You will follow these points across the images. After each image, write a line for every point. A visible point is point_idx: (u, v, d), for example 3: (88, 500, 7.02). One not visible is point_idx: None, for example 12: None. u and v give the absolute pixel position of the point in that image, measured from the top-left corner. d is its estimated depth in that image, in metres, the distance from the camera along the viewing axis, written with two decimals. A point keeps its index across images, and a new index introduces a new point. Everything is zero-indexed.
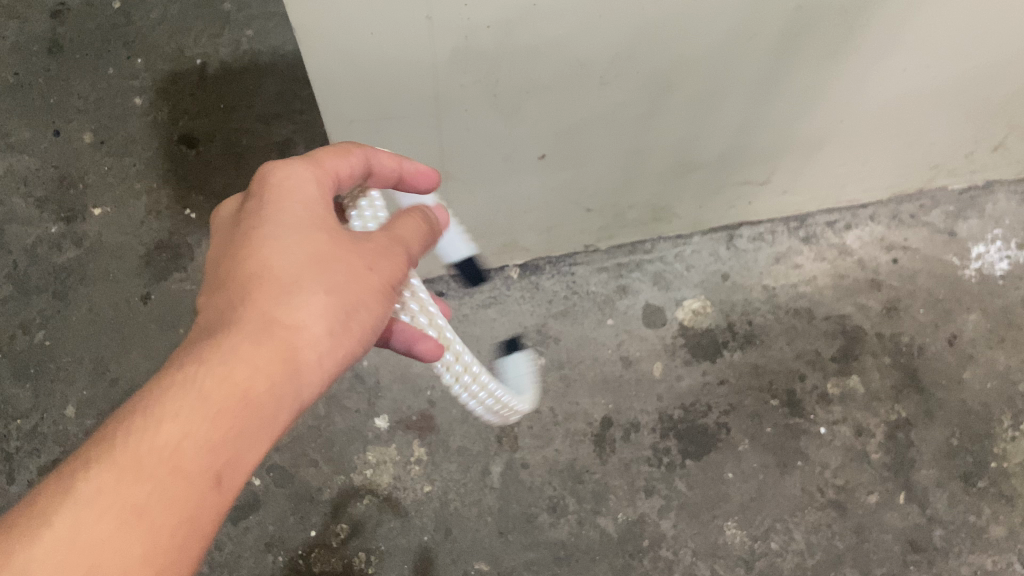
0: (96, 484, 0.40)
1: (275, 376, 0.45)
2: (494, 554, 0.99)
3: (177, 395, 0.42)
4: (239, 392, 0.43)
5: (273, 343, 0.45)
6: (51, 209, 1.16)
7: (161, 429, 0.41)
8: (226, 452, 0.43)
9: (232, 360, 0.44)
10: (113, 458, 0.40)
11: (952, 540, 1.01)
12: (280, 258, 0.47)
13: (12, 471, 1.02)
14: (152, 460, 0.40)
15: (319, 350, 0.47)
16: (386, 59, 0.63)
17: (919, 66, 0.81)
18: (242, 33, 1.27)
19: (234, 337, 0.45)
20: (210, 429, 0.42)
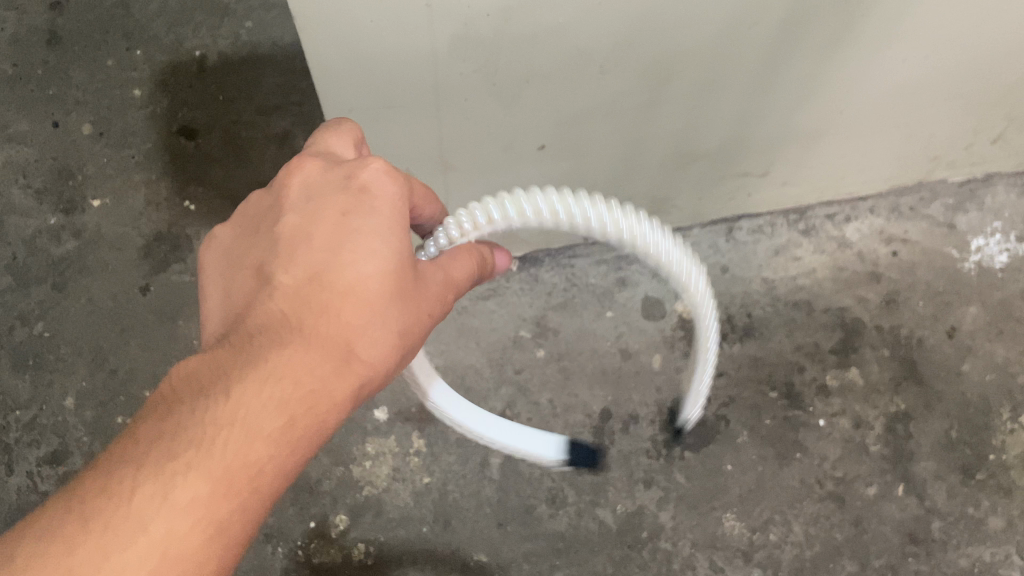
0: (190, 497, 0.45)
1: (340, 399, 0.51)
2: (494, 544, 0.99)
3: (266, 422, 0.47)
4: (314, 421, 0.49)
5: (348, 379, 0.51)
6: (51, 201, 1.16)
7: (253, 452, 0.47)
8: (290, 467, 0.49)
9: (317, 392, 0.49)
10: (209, 473, 0.45)
11: (950, 532, 1.01)
12: (368, 287, 0.51)
13: (11, 463, 1.03)
14: (240, 478, 0.46)
15: (375, 381, 0.53)
16: (386, 47, 0.63)
17: (919, 56, 0.81)
18: (242, 25, 1.26)
19: (317, 367, 0.49)
20: (284, 449, 0.48)
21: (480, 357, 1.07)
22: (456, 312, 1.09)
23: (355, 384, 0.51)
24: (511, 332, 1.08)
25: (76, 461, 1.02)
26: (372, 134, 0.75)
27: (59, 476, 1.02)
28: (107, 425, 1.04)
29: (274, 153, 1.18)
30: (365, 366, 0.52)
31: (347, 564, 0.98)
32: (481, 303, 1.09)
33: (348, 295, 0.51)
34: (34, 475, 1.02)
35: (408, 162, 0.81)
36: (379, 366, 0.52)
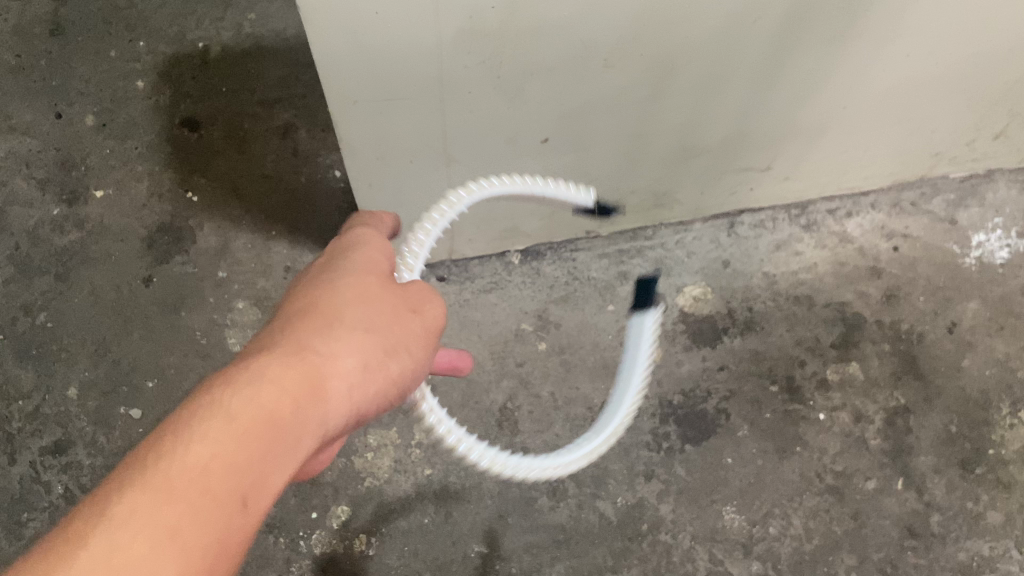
0: (129, 506, 0.38)
1: (304, 399, 0.45)
2: (495, 536, 1.00)
3: (210, 415, 0.42)
4: (268, 413, 0.43)
5: (303, 366, 0.46)
6: (53, 191, 1.16)
7: (192, 448, 0.41)
8: (255, 472, 0.42)
9: (263, 381, 0.44)
10: (145, 481, 0.39)
11: (949, 526, 1.02)
12: (330, 299, 0.51)
13: (13, 452, 1.04)
14: (183, 480, 0.40)
15: (348, 381, 0.48)
16: (392, 39, 0.63)
17: (924, 51, 0.81)
18: (244, 17, 1.26)
19: (262, 365, 0.46)
20: (243, 445, 0.42)
21: (481, 350, 1.07)
22: (458, 305, 1.09)
23: (319, 379, 0.46)
24: (513, 325, 1.08)
25: (78, 450, 1.03)
26: (376, 127, 0.75)
27: (62, 465, 1.03)
28: (109, 416, 1.04)
29: (277, 146, 1.18)
30: (328, 362, 0.47)
31: (348, 555, 0.99)
32: (482, 296, 1.10)
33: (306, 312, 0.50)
34: (36, 464, 1.03)
35: (412, 156, 0.81)
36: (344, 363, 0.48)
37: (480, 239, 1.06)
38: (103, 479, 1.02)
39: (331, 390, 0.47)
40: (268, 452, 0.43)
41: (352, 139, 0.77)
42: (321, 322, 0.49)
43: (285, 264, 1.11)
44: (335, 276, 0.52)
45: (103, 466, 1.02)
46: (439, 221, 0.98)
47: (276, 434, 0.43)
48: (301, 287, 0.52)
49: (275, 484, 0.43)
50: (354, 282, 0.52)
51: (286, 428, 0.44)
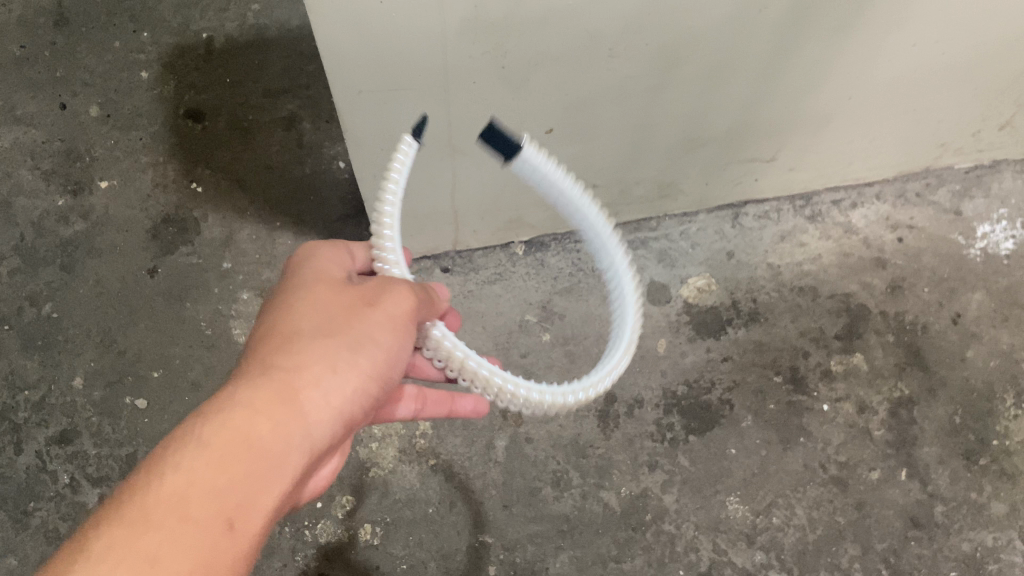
0: (108, 540, 0.42)
1: (274, 417, 0.48)
2: (499, 526, 1.00)
3: (182, 446, 0.45)
4: (239, 432, 0.47)
5: (271, 388, 0.49)
6: (58, 182, 1.16)
7: (165, 480, 0.44)
8: (233, 493, 0.45)
9: (232, 408, 0.48)
10: (122, 518, 0.43)
11: (952, 516, 1.02)
12: (291, 316, 0.54)
13: (19, 442, 1.04)
14: (159, 512, 0.43)
15: (321, 390, 0.50)
16: (396, 29, 0.63)
17: (931, 40, 0.80)
18: (248, 8, 1.26)
19: (232, 393, 0.49)
20: (214, 470, 0.45)
21: (485, 342, 1.07)
22: (462, 296, 1.09)
23: (289, 396, 0.49)
24: (518, 316, 1.08)
25: (84, 440, 1.03)
26: (380, 117, 0.75)
27: (68, 455, 1.03)
28: (115, 406, 1.05)
29: (281, 137, 1.18)
30: (298, 376, 0.50)
31: (353, 545, 0.99)
32: (487, 287, 1.10)
33: (273, 334, 0.53)
34: (42, 454, 1.03)
35: (415, 147, 0.81)
36: (313, 373, 0.51)
37: (485, 229, 1.06)
38: (109, 469, 1.02)
39: (302, 402, 0.50)
40: (244, 470, 0.46)
41: (356, 130, 0.77)
42: (285, 342, 0.52)
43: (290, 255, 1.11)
44: (299, 293, 0.56)
45: (108, 456, 1.02)
46: (444, 212, 0.98)
47: (248, 454, 0.47)
48: (273, 307, 0.56)
49: (256, 502, 0.46)
50: (315, 296, 0.55)
51: (260, 450, 0.47)
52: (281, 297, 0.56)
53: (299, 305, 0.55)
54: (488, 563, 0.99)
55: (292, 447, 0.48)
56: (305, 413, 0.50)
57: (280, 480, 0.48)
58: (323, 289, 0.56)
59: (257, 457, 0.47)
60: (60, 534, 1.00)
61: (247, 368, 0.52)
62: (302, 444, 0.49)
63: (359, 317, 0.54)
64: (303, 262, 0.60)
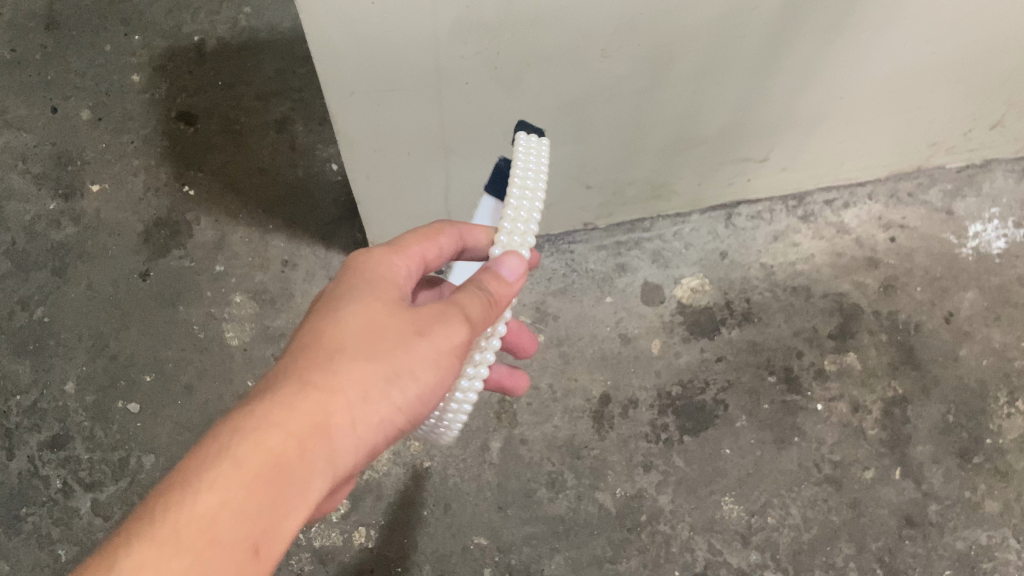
0: (136, 559, 0.41)
1: (308, 442, 0.46)
2: (494, 528, 0.99)
3: (214, 463, 0.44)
4: (272, 455, 0.45)
5: (308, 407, 0.47)
6: (50, 186, 1.16)
7: (197, 501, 0.43)
8: (260, 520, 0.44)
9: (267, 425, 0.46)
10: (150, 535, 0.42)
11: (946, 515, 1.02)
12: (336, 325, 0.51)
13: (12, 447, 1.04)
14: (189, 535, 0.42)
15: (355, 417, 0.48)
16: (388, 29, 0.63)
17: (922, 39, 0.80)
18: (240, 11, 1.26)
19: (269, 405, 0.47)
20: (244, 495, 0.44)
21: None
22: None
23: (325, 418, 0.47)
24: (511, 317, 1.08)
25: (77, 445, 1.03)
26: (373, 118, 0.75)
27: (61, 460, 1.02)
28: (107, 411, 1.04)
29: (273, 139, 1.18)
30: (335, 397, 0.48)
31: (348, 548, 0.99)
32: None
33: (315, 342, 0.51)
34: (35, 459, 1.03)
35: (407, 147, 0.81)
36: (351, 396, 0.48)
37: None
38: (102, 473, 1.01)
39: (336, 427, 0.48)
40: (275, 497, 0.44)
41: (348, 131, 0.77)
42: (327, 354, 0.50)
43: (283, 258, 1.11)
44: (350, 297, 0.53)
45: (101, 461, 1.02)
46: (437, 214, 0.98)
47: (281, 478, 0.45)
48: (320, 306, 0.53)
49: (281, 529, 0.45)
50: (366, 305, 0.52)
51: (292, 475, 0.45)
52: (330, 297, 0.53)
53: (346, 313, 0.52)
54: (483, 565, 0.98)
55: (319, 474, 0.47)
56: (336, 438, 0.48)
57: (307, 507, 0.46)
58: (373, 299, 0.53)
59: (287, 484, 0.45)
60: (52, 539, 0.99)
61: (285, 374, 0.49)
62: (330, 469, 0.47)
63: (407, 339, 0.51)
64: (361, 254, 0.57)
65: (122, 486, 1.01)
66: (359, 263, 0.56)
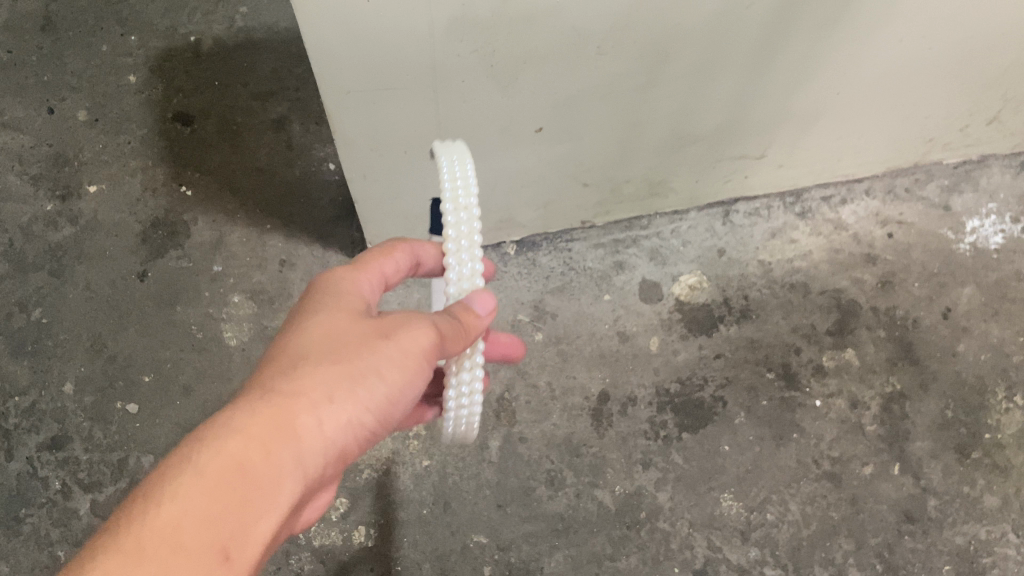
0: (103, 569, 0.40)
1: (272, 445, 0.47)
2: (494, 526, 0.99)
3: (178, 471, 0.44)
4: (235, 459, 0.45)
5: (269, 411, 0.48)
6: (46, 187, 1.16)
7: (161, 510, 0.42)
8: (228, 523, 0.44)
9: (229, 431, 0.46)
10: (117, 546, 0.41)
11: (945, 510, 1.02)
12: (294, 345, 0.53)
13: (11, 448, 1.04)
14: (155, 542, 0.41)
15: (318, 418, 0.49)
16: (383, 28, 0.63)
17: (917, 35, 0.80)
18: (236, 11, 1.26)
19: (230, 413, 0.47)
20: (208, 499, 0.43)
21: None
22: None
23: (287, 423, 0.48)
24: (510, 316, 1.08)
25: (75, 446, 1.03)
26: (369, 117, 0.75)
27: (60, 461, 1.02)
28: (106, 412, 1.04)
29: (271, 139, 1.18)
30: (296, 402, 0.49)
31: (347, 547, 0.99)
32: None
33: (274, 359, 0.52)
34: (34, 460, 1.03)
35: (404, 146, 0.81)
36: (312, 400, 0.49)
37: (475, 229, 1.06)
38: (101, 474, 1.01)
39: (300, 429, 0.48)
40: (241, 499, 0.45)
41: (344, 131, 0.77)
42: (286, 365, 0.51)
43: (281, 257, 1.11)
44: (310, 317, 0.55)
45: (101, 461, 1.02)
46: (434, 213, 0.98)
47: (245, 482, 0.45)
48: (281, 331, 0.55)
49: (251, 532, 0.44)
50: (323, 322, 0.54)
51: (256, 477, 0.45)
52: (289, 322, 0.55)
53: (304, 332, 0.53)
54: (483, 564, 0.98)
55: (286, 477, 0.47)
56: (300, 441, 0.48)
57: (275, 510, 0.46)
58: (336, 312, 0.55)
59: (252, 487, 0.45)
60: (52, 540, 0.99)
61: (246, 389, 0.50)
62: (295, 474, 0.47)
63: (366, 349, 0.52)
64: (323, 278, 0.59)
65: (121, 487, 1.01)
66: (321, 287, 0.58)
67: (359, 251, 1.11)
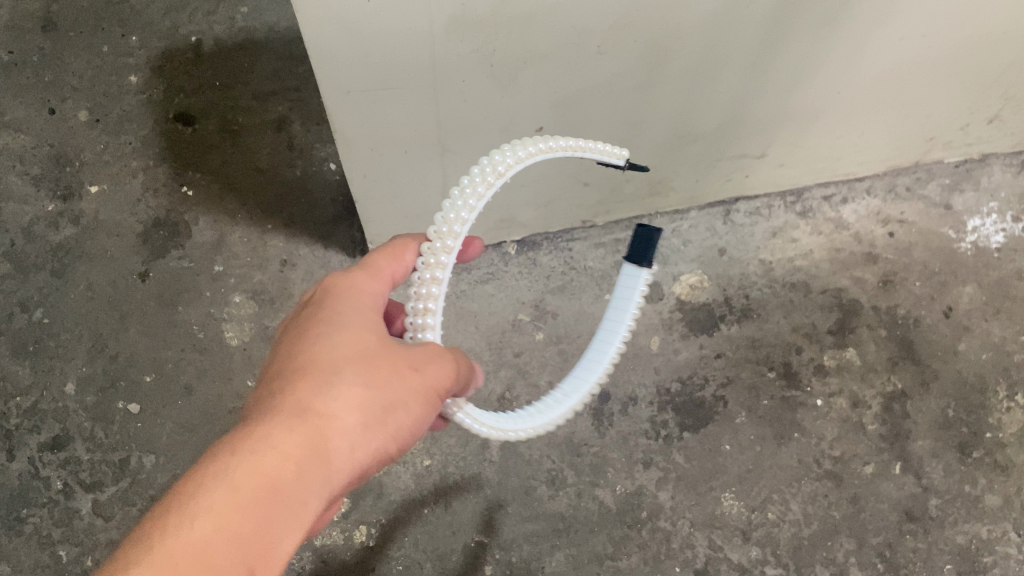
0: None
1: (305, 465, 0.46)
2: (495, 525, 1.00)
3: (215, 485, 0.43)
4: (271, 476, 0.44)
5: (305, 431, 0.47)
6: (48, 188, 1.16)
7: (195, 524, 0.41)
8: (259, 542, 0.43)
9: (264, 447, 0.45)
10: (149, 560, 0.40)
11: (947, 509, 1.02)
12: (323, 353, 0.52)
13: (12, 448, 1.04)
14: (188, 557, 0.40)
15: (348, 443, 0.49)
16: (383, 27, 0.63)
17: (918, 34, 0.80)
18: (237, 11, 1.26)
19: (265, 426, 0.47)
20: (242, 517, 0.43)
21: (479, 341, 1.07)
22: (454, 296, 1.09)
23: (321, 445, 0.47)
24: (510, 315, 1.08)
25: (77, 446, 1.03)
26: (370, 116, 0.75)
27: (61, 461, 1.03)
28: (107, 412, 1.04)
29: (272, 139, 1.18)
30: (329, 423, 0.48)
31: (348, 547, 0.99)
32: (479, 287, 1.10)
33: (301, 367, 0.51)
34: (35, 460, 1.03)
35: (405, 146, 0.81)
36: (344, 424, 0.49)
37: (475, 228, 1.06)
38: (102, 474, 1.02)
39: (330, 451, 0.48)
40: (274, 518, 0.44)
41: (344, 130, 0.77)
42: (317, 380, 0.50)
43: (282, 257, 1.11)
44: (335, 325, 0.53)
45: (102, 461, 1.02)
46: (435, 212, 0.98)
47: (278, 501, 0.44)
48: (304, 331, 0.54)
49: (279, 550, 0.44)
50: (351, 334, 0.53)
51: (289, 496, 0.45)
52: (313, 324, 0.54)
53: (331, 341, 0.52)
54: (484, 563, 0.98)
55: (313, 501, 0.46)
56: (331, 464, 0.48)
57: (301, 530, 0.46)
58: (363, 328, 0.54)
59: (285, 506, 0.45)
60: (54, 540, 0.99)
61: (275, 397, 0.49)
62: (320, 498, 0.47)
63: (394, 376, 0.52)
64: (342, 277, 0.58)
65: (123, 487, 1.01)
66: (339, 289, 0.56)
67: (360, 251, 1.12)
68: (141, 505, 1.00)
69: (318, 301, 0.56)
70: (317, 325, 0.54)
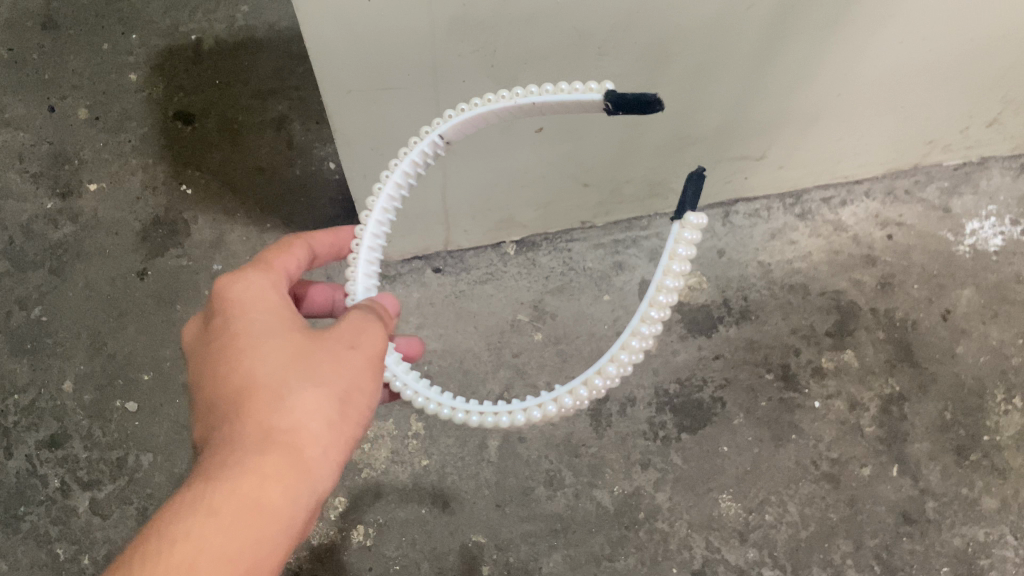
0: None
1: (283, 482, 0.49)
2: (492, 526, 0.99)
3: (193, 515, 0.45)
4: (246, 500, 0.47)
5: (273, 451, 0.49)
6: (47, 185, 1.16)
7: (176, 550, 0.44)
8: (248, 560, 0.46)
9: (237, 475, 0.48)
10: None
11: (944, 512, 1.02)
12: (263, 368, 0.52)
13: (10, 446, 1.03)
14: None
15: (319, 446, 0.51)
16: (384, 27, 0.63)
17: (917, 37, 0.80)
18: (237, 9, 1.26)
19: (235, 456, 0.49)
20: (228, 541, 0.46)
21: (478, 342, 1.07)
22: (453, 296, 1.10)
23: (291, 460, 0.50)
24: (510, 315, 1.09)
25: (75, 444, 1.03)
26: (370, 116, 0.75)
27: (59, 459, 1.02)
28: (106, 409, 1.04)
29: (271, 138, 1.18)
30: (295, 434, 0.51)
31: (346, 546, 0.98)
32: (479, 287, 1.10)
33: (247, 386, 0.52)
34: (33, 458, 1.03)
35: (405, 145, 0.81)
36: (310, 429, 0.51)
37: (475, 229, 1.06)
38: (100, 472, 1.01)
39: (304, 461, 0.50)
40: (257, 536, 0.47)
41: (345, 130, 0.77)
42: (271, 394, 0.51)
43: None
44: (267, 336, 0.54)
45: (99, 460, 1.02)
46: (434, 212, 0.99)
47: (260, 521, 0.47)
48: (230, 338, 0.54)
49: (264, 562, 0.48)
50: (284, 340, 0.54)
51: (270, 515, 0.48)
52: (239, 334, 0.54)
53: (268, 352, 0.53)
54: (481, 563, 0.98)
55: (297, 508, 0.50)
56: (308, 470, 0.51)
57: (285, 538, 0.49)
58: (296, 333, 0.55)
59: (267, 523, 0.48)
60: (51, 538, 0.99)
61: (231, 422, 0.51)
62: (303, 504, 0.50)
63: (340, 363, 0.54)
64: (241, 275, 0.57)
65: (120, 485, 1.01)
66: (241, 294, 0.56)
67: None
68: (138, 503, 1.00)
69: (224, 309, 0.56)
70: (244, 337, 0.54)
